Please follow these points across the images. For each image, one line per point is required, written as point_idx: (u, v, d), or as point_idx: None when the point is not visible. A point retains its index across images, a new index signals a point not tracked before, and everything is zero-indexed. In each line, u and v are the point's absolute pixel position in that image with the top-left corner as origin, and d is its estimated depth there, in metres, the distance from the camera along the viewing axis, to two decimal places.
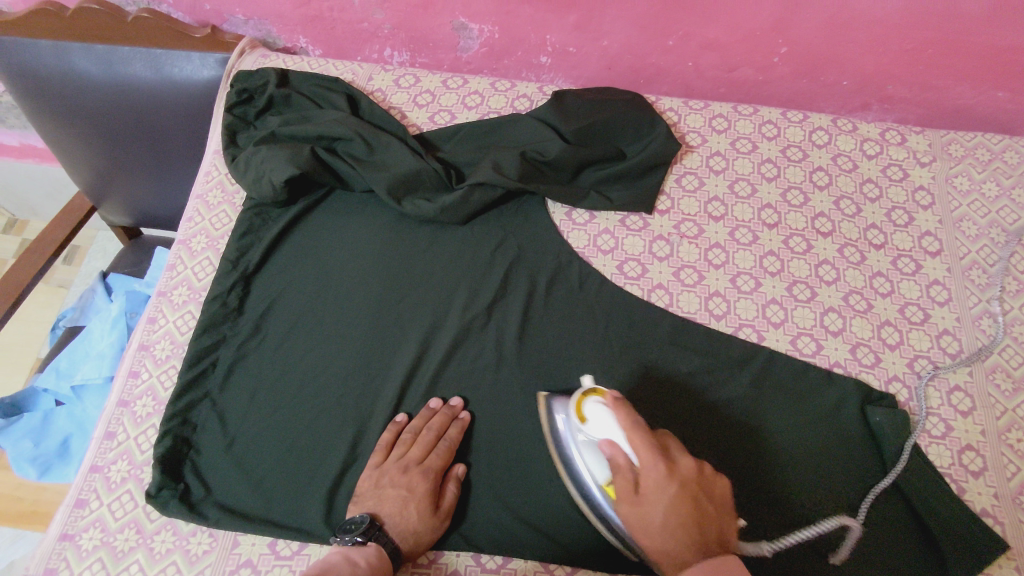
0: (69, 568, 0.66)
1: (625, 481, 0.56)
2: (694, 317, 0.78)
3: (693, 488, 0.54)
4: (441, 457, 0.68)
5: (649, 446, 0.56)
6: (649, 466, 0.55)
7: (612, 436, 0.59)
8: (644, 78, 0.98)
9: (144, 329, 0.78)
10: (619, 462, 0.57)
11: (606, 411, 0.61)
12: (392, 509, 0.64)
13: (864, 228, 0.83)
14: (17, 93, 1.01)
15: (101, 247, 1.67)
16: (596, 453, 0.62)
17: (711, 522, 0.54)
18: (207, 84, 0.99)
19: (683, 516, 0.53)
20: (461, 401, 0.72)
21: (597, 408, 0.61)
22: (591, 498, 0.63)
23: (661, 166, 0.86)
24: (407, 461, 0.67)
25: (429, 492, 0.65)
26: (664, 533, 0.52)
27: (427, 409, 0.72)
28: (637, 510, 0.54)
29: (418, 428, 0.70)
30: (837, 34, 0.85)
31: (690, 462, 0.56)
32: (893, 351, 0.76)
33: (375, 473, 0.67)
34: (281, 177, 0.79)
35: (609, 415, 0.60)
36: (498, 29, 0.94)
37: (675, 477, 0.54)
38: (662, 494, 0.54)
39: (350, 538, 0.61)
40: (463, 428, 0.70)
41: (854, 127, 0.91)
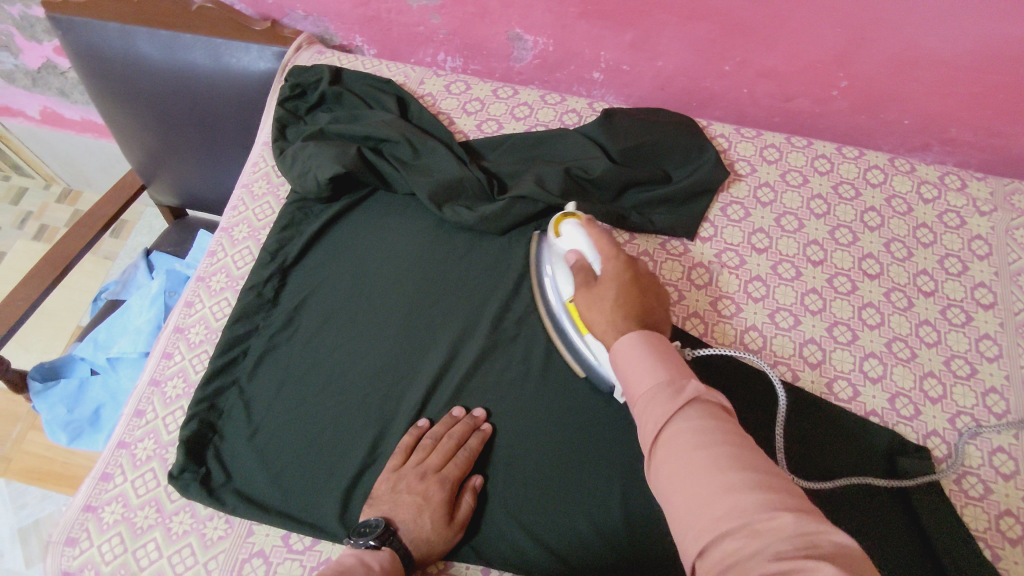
0: (90, 539, 0.67)
1: (590, 273, 0.64)
2: (728, 349, 0.76)
3: (642, 278, 0.62)
4: (459, 467, 0.67)
5: (613, 246, 0.65)
6: (608, 260, 0.63)
7: (579, 247, 0.68)
8: (697, 102, 0.97)
9: (181, 312, 0.80)
10: (583, 260, 0.66)
11: (578, 229, 0.69)
12: (406, 515, 0.64)
13: (913, 273, 0.80)
14: (82, 71, 1.05)
15: (148, 223, 1.71)
16: (564, 267, 0.71)
17: (649, 316, 0.60)
18: (263, 76, 1.01)
19: (626, 299, 0.60)
20: (484, 412, 0.72)
21: (569, 226, 0.70)
22: (558, 322, 0.74)
23: (707, 193, 0.84)
24: (425, 469, 0.66)
25: (444, 501, 0.64)
26: (611, 305, 0.60)
27: (450, 417, 0.71)
28: (591, 294, 0.62)
29: (438, 435, 0.69)
30: (902, 71, 0.83)
31: (644, 263, 0.65)
32: (934, 405, 0.73)
33: (392, 477, 0.67)
34: (327, 173, 0.80)
35: (581, 233, 0.68)
36: (553, 42, 0.94)
37: (628, 269, 0.63)
38: (614, 278, 0.62)
39: (363, 542, 0.60)
40: (484, 439, 0.70)
41: (912, 168, 0.88)
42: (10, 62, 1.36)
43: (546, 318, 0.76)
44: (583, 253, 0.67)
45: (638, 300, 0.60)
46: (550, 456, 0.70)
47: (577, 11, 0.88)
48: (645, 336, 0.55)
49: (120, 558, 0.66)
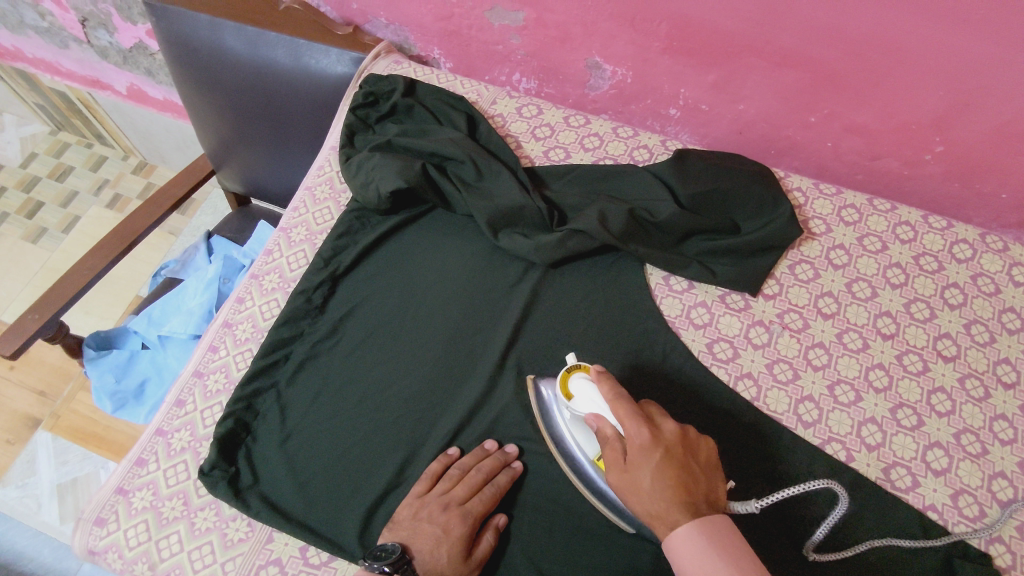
0: (118, 522, 0.68)
1: (614, 450, 0.58)
2: (780, 418, 0.72)
3: (677, 455, 0.56)
4: (483, 503, 0.65)
5: (633, 414, 0.58)
6: (632, 431, 0.57)
7: (599, 411, 0.62)
8: (776, 150, 0.93)
9: (231, 307, 0.81)
10: (607, 434, 0.60)
11: (591, 385, 0.63)
12: (424, 545, 0.62)
13: (994, 361, 0.74)
14: (172, 57, 1.08)
15: (213, 204, 1.76)
16: (584, 426, 0.65)
17: (699, 488, 0.54)
18: (339, 80, 1.02)
19: (671, 478, 0.53)
20: (517, 449, 0.70)
21: (583, 384, 0.64)
22: (588, 480, 0.66)
23: (776, 249, 0.80)
24: (449, 500, 0.64)
25: (464, 537, 0.62)
26: (651, 497, 0.53)
27: (481, 449, 0.69)
28: (625, 477, 0.56)
29: (467, 465, 0.68)
30: (1006, 143, 0.77)
31: (674, 427, 0.58)
32: (1002, 509, 0.67)
33: (416, 503, 0.66)
34: (389, 187, 0.79)
35: (593, 389, 0.63)
36: (633, 75, 0.92)
37: (659, 443, 0.56)
38: (647, 459, 0.55)
39: (377, 567, 0.59)
40: (513, 477, 0.68)
41: (1004, 247, 0.81)
42: (106, 40, 1.42)
43: (571, 478, 0.67)
44: (604, 416, 0.61)
45: (681, 477, 0.54)
46: (578, 505, 0.67)
47: (661, 46, 0.85)
48: (702, 522, 0.51)
49: (143, 546, 0.67)
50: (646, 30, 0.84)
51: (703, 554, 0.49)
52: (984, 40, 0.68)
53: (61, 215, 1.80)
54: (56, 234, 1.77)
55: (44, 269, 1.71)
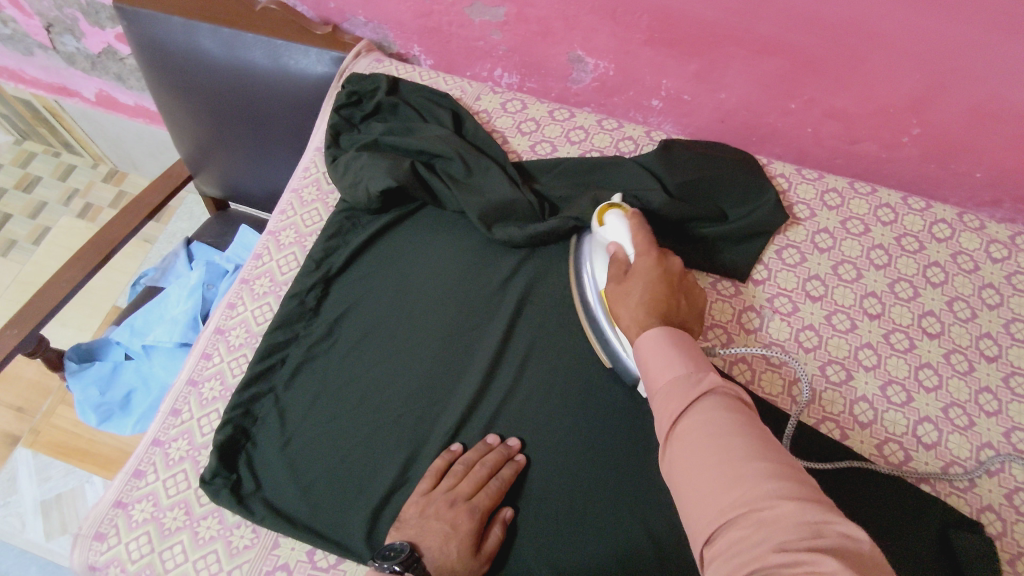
0: (118, 536, 0.67)
1: (617, 266, 0.66)
2: (775, 400, 0.73)
3: (675, 281, 0.63)
4: (489, 497, 0.65)
5: (648, 243, 0.66)
6: (641, 256, 0.65)
7: (620, 241, 0.68)
8: (757, 138, 0.94)
9: (222, 313, 0.80)
10: (618, 256, 0.67)
11: (623, 221, 0.70)
12: (433, 541, 0.62)
13: (976, 335, 0.77)
14: (145, 61, 1.06)
15: (189, 210, 1.73)
16: (602, 255, 0.70)
17: (678, 313, 0.61)
18: (319, 79, 1.01)
19: (657, 290, 0.61)
20: (519, 442, 0.70)
21: (616, 219, 0.70)
22: (591, 311, 0.71)
23: (763, 235, 0.82)
24: (455, 496, 0.65)
25: (473, 532, 0.63)
26: (636, 301, 0.61)
27: (483, 444, 0.70)
28: (619, 284, 0.64)
29: (471, 461, 0.68)
30: (980, 124, 0.80)
31: (679, 264, 0.65)
32: (990, 478, 0.69)
33: (422, 500, 0.66)
34: (379, 186, 0.79)
35: (622, 224, 0.69)
36: (615, 67, 0.92)
37: (661, 266, 0.64)
38: (645, 272, 0.63)
39: (387, 566, 0.58)
40: (517, 470, 0.68)
41: (981, 225, 0.84)
42: (73, 45, 1.38)
43: (578, 308, 0.73)
44: (622, 246, 0.68)
45: (666, 294, 0.61)
46: (585, 496, 0.68)
47: (643, 37, 0.86)
48: (669, 331, 0.57)
49: (146, 558, 0.66)
50: (628, 23, 0.85)
51: (719, 426, 0.49)
52: (956, 24, 0.71)
53: (30, 227, 1.75)
54: (27, 246, 1.72)
55: (16, 283, 1.66)
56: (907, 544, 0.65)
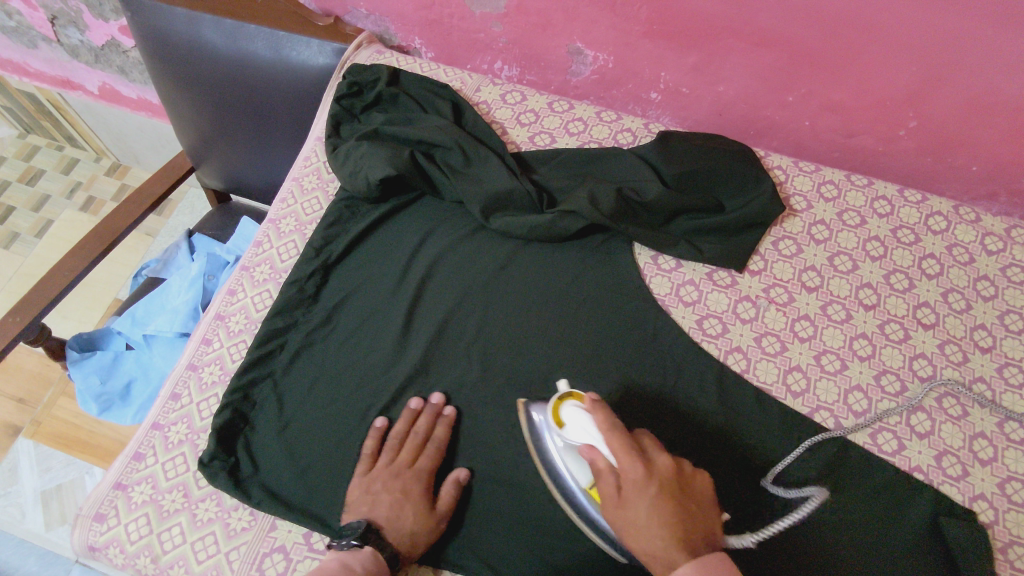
0: (117, 517, 0.68)
1: (608, 480, 0.54)
2: (769, 389, 0.74)
3: (674, 489, 0.53)
4: (431, 459, 0.68)
5: (626, 448, 0.54)
6: (625, 466, 0.53)
7: (591, 441, 0.58)
8: (755, 131, 0.95)
9: (222, 300, 0.81)
10: (600, 466, 0.56)
11: (584, 414, 0.60)
12: (386, 513, 0.63)
13: (970, 327, 0.77)
14: (148, 52, 1.06)
15: (190, 204, 1.74)
16: (575, 455, 0.61)
17: (697, 527, 0.52)
18: (321, 71, 1.02)
19: (666, 514, 0.51)
20: (442, 398, 0.72)
21: (575, 412, 0.60)
22: (578, 507, 0.62)
23: (760, 226, 0.82)
24: (397, 467, 0.67)
25: (423, 495, 0.65)
26: (649, 531, 0.50)
27: (409, 409, 0.71)
28: (620, 514, 0.53)
29: (403, 433, 0.69)
30: (976, 116, 0.80)
31: (667, 460, 0.55)
32: (984, 467, 0.70)
33: (365, 480, 0.66)
34: (378, 174, 0.79)
35: (586, 415, 0.60)
36: (614, 59, 0.93)
37: (653, 478, 0.53)
38: (642, 497, 0.52)
39: (346, 542, 0.59)
40: (449, 426, 0.70)
41: (977, 218, 0.84)
42: (76, 38, 1.39)
43: (559, 501, 0.63)
44: (597, 447, 0.58)
45: (678, 516, 0.51)
46: None
47: (642, 30, 0.87)
48: (697, 562, 0.48)
49: (145, 539, 0.66)
50: (627, 14, 0.85)
51: None
52: (953, 17, 0.71)
53: (33, 219, 1.76)
54: (29, 238, 1.73)
55: (17, 275, 1.68)
56: (896, 531, 0.67)
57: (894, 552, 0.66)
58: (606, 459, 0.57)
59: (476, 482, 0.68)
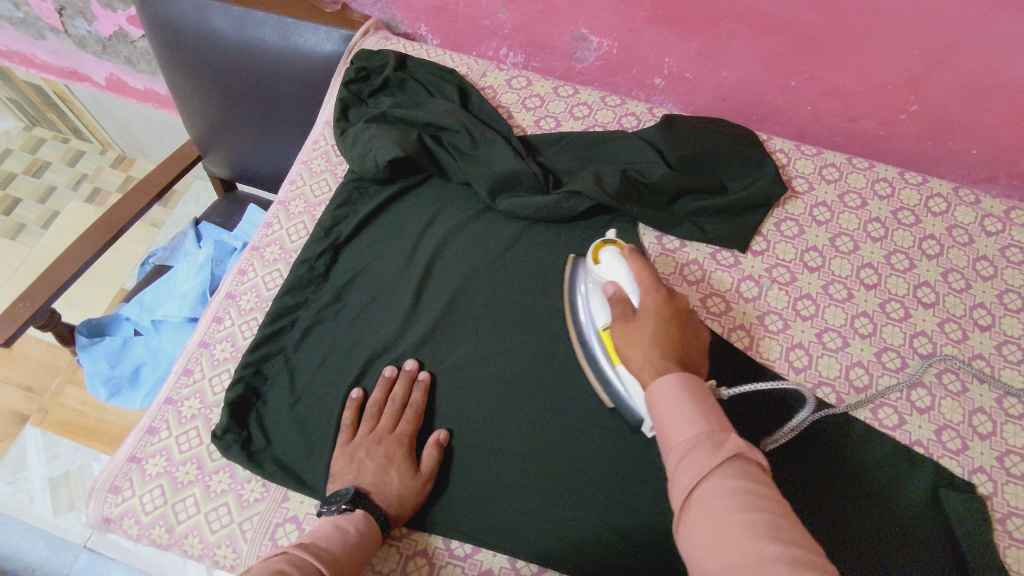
0: (132, 489, 0.69)
1: (620, 306, 0.62)
2: (772, 365, 0.75)
3: (682, 317, 0.61)
4: (410, 423, 0.69)
5: (654, 282, 0.63)
6: (648, 295, 0.61)
7: (619, 279, 0.66)
8: (758, 116, 0.96)
9: (233, 279, 0.82)
10: (621, 296, 0.64)
11: (619, 258, 0.67)
12: (373, 478, 0.65)
13: (970, 305, 0.79)
14: (156, 40, 1.07)
15: (196, 195, 1.76)
16: (600, 295, 0.68)
17: (684, 354, 0.58)
18: (329, 57, 1.03)
19: (667, 334, 0.58)
20: (417, 363, 0.74)
21: (612, 255, 0.67)
22: (588, 348, 0.70)
23: (762, 207, 0.83)
24: (378, 433, 0.68)
25: (406, 458, 0.67)
26: (651, 342, 0.57)
27: (383, 378, 0.73)
28: (626, 325, 0.61)
29: (380, 401, 0.71)
30: (977, 98, 0.81)
31: (683, 300, 0.63)
32: (983, 441, 0.71)
33: (348, 449, 0.68)
34: (387, 155, 0.81)
35: (621, 261, 0.66)
36: (618, 45, 0.94)
37: (667, 305, 0.61)
38: (655, 314, 0.60)
39: (335, 507, 0.61)
40: (425, 390, 0.72)
41: (977, 200, 0.86)
42: (84, 29, 1.40)
43: (575, 345, 0.71)
44: (621, 284, 0.65)
45: (676, 337, 0.59)
46: (590, 455, 0.69)
47: (646, 15, 0.88)
48: (685, 378, 0.53)
49: (160, 510, 0.68)
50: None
51: (679, 403, 0.51)
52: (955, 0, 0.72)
53: (39, 211, 1.77)
54: (35, 229, 1.74)
55: (24, 265, 1.69)
56: (897, 502, 0.68)
57: (897, 521, 0.67)
58: (626, 292, 0.64)
59: (485, 455, 0.70)
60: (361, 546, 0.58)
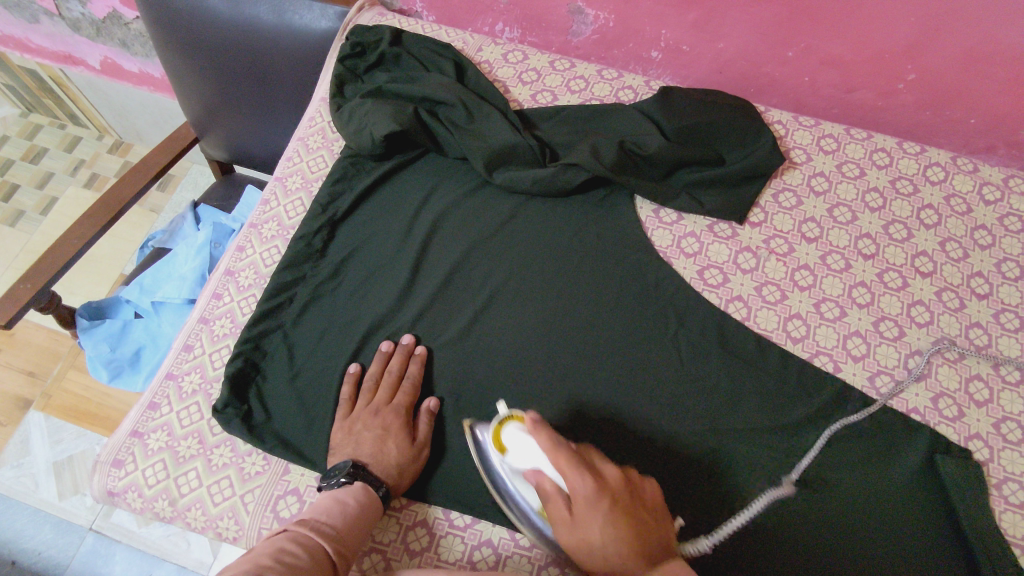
0: (135, 462, 0.69)
1: (558, 503, 0.53)
2: (769, 335, 0.75)
3: (625, 502, 0.51)
4: (407, 394, 0.70)
5: (572, 461, 0.53)
6: (574, 481, 0.52)
7: (537, 464, 0.58)
8: (756, 87, 0.96)
9: (232, 256, 0.82)
10: (546, 488, 0.55)
11: (527, 439, 0.60)
12: (371, 449, 0.65)
13: (967, 275, 0.79)
14: (148, 22, 1.06)
15: (194, 179, 1.75)
16: (524, 481, 0.61)
17: (656, 538, 0.50)
18: (323, 34, 1.03)
19: (620, 527, 0.49)
20: (414, 338, 0.74)
21: (518, 436, 0.61)
22: (527, 517, 0.62)
23: (759, 178, 0.83)
24: (376, 405, 0.69)
25: (402, 428, 0.67)
26: (607, 556, 0.48)
27: (381, 353, 0.73)
28: (574, 532, 0.51)
29: (377, 374, 0.71)
30: (976, 66, 0.81)
31: (615, 471, 0.54)
32: (979, 409, 0.71)
33: (347, 422, 0.68)
34: (382, 131, 0.80)
35: (529, 441, 0.60)
36: (614, 18, 0.93)
37: (605, 491, 0.51)
38: (594, 514, 0.50)
39: (335, 480, 0.61)
40: (422, 363, 0.72)
41: (975, 168, 0.85)
42: (78, 11, 1.39)
43: (510, 513, 0.63)
44: (541, 468, 0.58)
45: (635, 525, 0.49)
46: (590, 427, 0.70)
47: None
48: None
49: (163, 483, 0.68)
50: None
51: None
52: None
53: (38, 197, 1.77)
54: (34, 216, 1.74)
55: (24, 252, 1.69)
56: (892, 474, 0.68)
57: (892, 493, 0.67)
58: (551, 481, 0.56)
59: (484, 426, 0.70)
60: (360, 519, 0.59)
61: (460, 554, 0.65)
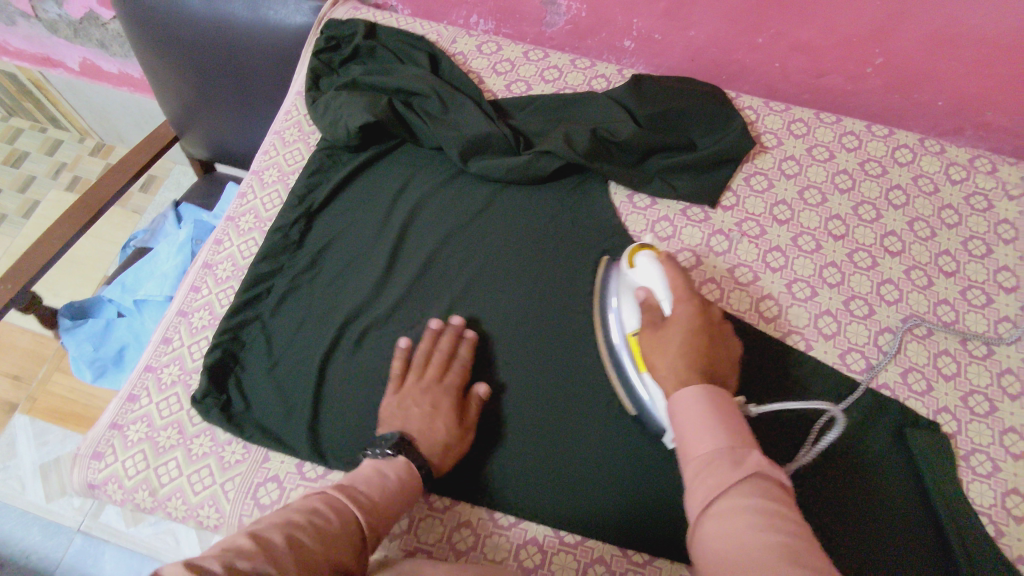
0: (115, 454, 0.70)
1: (654, 318, 0.61)
2: (742, 316, 0.77)
3: (713, 335, 0.59)
4: (458, 374, 0.69)
5: (687, 288, 0.62)
6: (681, 303, 0.61)
7: (652, 285, 0.65)
8: (728, 75, 0.97)
9: (210, 249, 0.83)
10: (651, 304, 0.63)
11: (655, 264, 0.66)
12: (419, 425, 0.64)
13: (935, 253, 0.80)
14: (123, 20, 1.06)
15: (176, 180, 1.75)
16: (631, 301, 0.67)
17: (715, 368, 0.57)
18: (299, 29, 1.03)
19: (696, 341, 0.58)
20: (463, 320, 0.74)
21: (647, 260, 0.67)
22: (615, 356, 0.70)
23: (731, 162, 0.84)
24: (426, 383, 0.68)
25: (452, 408, 0.67)
26: (675, 353, 0.57)
27: (430, 331, 0.73)
28: (658, 336, 0.60)
29: (427, 353, 0.71)
30: (940, 49, 0.82)
31: (714, 312, 0.62)
32: (947, 383, 0.73)
33: (394, 399, 0.67)
34: (357, 121, 0.81)
35: (655, 266, 0.66)
36: (587, 8, 0.94)
37: (701, 318, 0.60)
38: (683, 324, 0.59)
39: (380, 451, 0.60)
40: (472, 346, 0.72)
41: (942, 149, 0.87)
42: (55, 12, 1.39)
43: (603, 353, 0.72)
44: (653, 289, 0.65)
45: (705, 354, 0.57)
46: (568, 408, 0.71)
47: None
48: (707, 391, 0.53)
49: (143, 474, 0.69)
50: None
51: (700, 417, 0.51)
52: None
53: (19, 201, 1.76)
54: (16, 220, 1.74)
55: (6, 256, 1.68)
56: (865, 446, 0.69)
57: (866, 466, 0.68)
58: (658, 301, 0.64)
59: None
60: (404, 492, 0.57)
61: (439, 535, 0.65)
